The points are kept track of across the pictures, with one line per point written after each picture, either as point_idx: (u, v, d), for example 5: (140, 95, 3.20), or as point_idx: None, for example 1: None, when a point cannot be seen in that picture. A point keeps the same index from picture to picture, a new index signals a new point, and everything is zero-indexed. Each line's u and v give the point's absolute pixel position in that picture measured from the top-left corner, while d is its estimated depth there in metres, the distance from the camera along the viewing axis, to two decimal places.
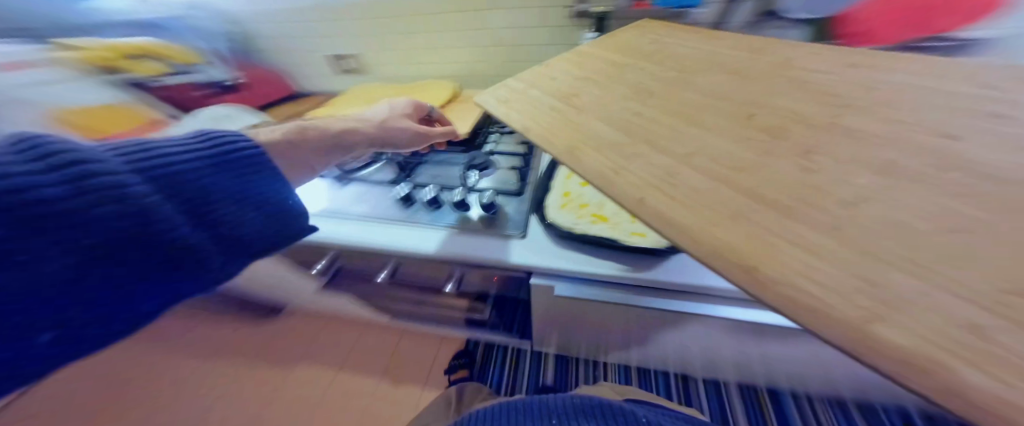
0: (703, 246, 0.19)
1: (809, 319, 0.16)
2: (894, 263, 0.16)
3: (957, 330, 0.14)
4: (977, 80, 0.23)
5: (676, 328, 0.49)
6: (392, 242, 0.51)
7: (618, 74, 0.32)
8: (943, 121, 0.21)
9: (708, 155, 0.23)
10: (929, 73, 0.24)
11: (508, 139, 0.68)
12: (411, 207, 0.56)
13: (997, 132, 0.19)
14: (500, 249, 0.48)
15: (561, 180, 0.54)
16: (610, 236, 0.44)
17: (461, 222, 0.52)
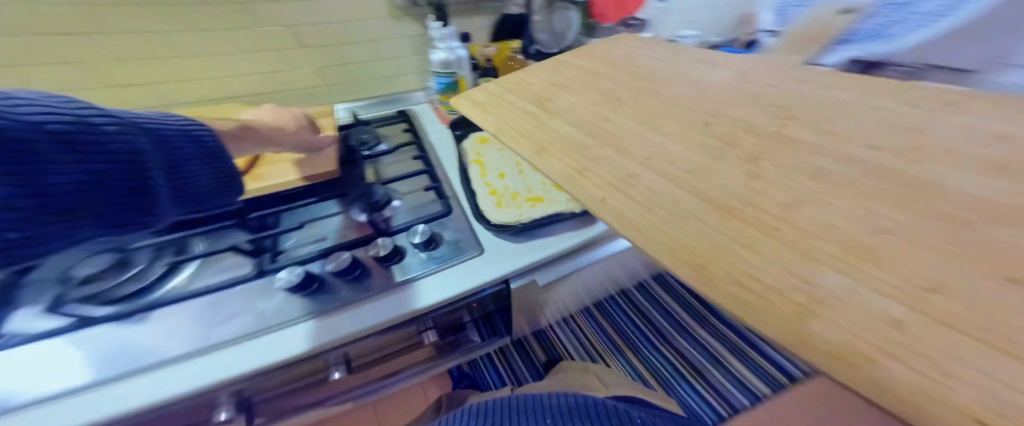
0: (654, 243, 0.20)
1: (750, 315, 0.17)
2: (826, 261, 0.18)
3: (881, 323, 0.15)
4: (902, 95, 0.25)
5: (594, 275, 0.65)
6: (327, 339, 0.43)
7: (589, 80, 0.34)
8: (869, 136, 0.22)
9: (666, 159, 0.24)
10: (868, 89, 0.26)
11: (391, 159, 0.70)
12: (315, 288, 0.48)
13: (919, 143, 0.21)
14: (467, 272, 0.50)
15: (479, 182, 0.61)
16: (551, 213, 0.55)
17: (406, 277, 0.49)
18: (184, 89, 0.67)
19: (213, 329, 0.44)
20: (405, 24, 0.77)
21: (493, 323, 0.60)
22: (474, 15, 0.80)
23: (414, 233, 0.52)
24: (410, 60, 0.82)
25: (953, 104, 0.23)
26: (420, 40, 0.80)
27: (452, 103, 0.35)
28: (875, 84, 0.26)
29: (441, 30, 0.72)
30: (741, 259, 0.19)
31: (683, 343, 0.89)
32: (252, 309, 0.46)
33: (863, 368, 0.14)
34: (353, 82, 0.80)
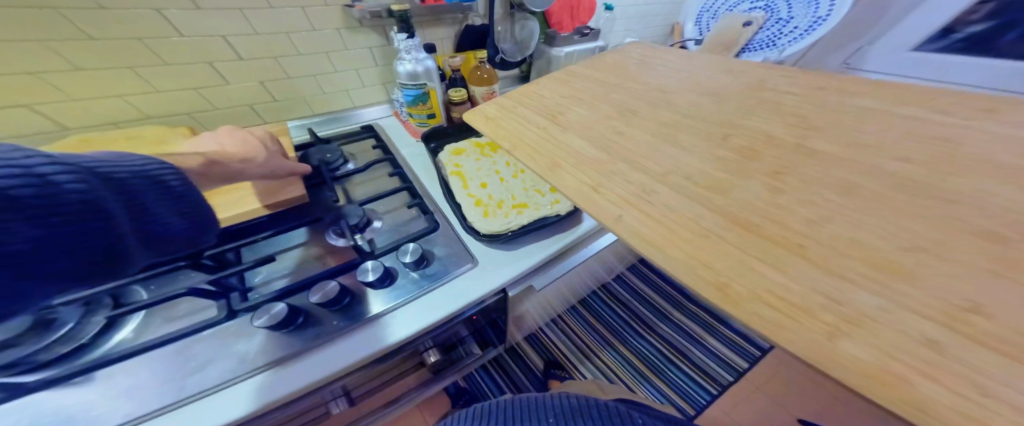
0: (674, 262, 0.20)
1: (775, 334, 0.17)
2: (858, 281, 0.17)
3: (919, 345, 0.15)
4: (928, 102, 0.24)
5: (579, 272, 0.68)
6: (319, 375, 0.42)
7: (600, 92, 0.34)
8: (896, 145, 0.22)
9: (683, 173, 0.24)
10: (894, 95, 0.25)
11: (363, 178, 0.70)
12: (302, 323, 0.46)
13: (952, 152, 0.20)
14: (460, 286, 0.50)
15: (461, 193, 0.61)
16: (542, 216, 0.56)
17: (399, 301, 0.48)
18: (135, 109, 0.62)
19: (186, 380, 0.41)
20: (364, 36, 0.74)
21: (486, 335, 0.64)
22: (437, 25, 0.78)
23: (402, 251, 0.51)
24: (372, 71, 0.81)
25: (990, 111, 0.22)
26: (381, 50, 0.78)
27: (467, 119, 0.35)
28: (901, 90, 0.26)
29: (408, 40, 0.65)
30: (765, 277, 0.18)
31: (665, 329, 1.09)
32: (229, 352, 0.43)
33: (898, 388, 0.14)
34: (307, 96, 0.77)
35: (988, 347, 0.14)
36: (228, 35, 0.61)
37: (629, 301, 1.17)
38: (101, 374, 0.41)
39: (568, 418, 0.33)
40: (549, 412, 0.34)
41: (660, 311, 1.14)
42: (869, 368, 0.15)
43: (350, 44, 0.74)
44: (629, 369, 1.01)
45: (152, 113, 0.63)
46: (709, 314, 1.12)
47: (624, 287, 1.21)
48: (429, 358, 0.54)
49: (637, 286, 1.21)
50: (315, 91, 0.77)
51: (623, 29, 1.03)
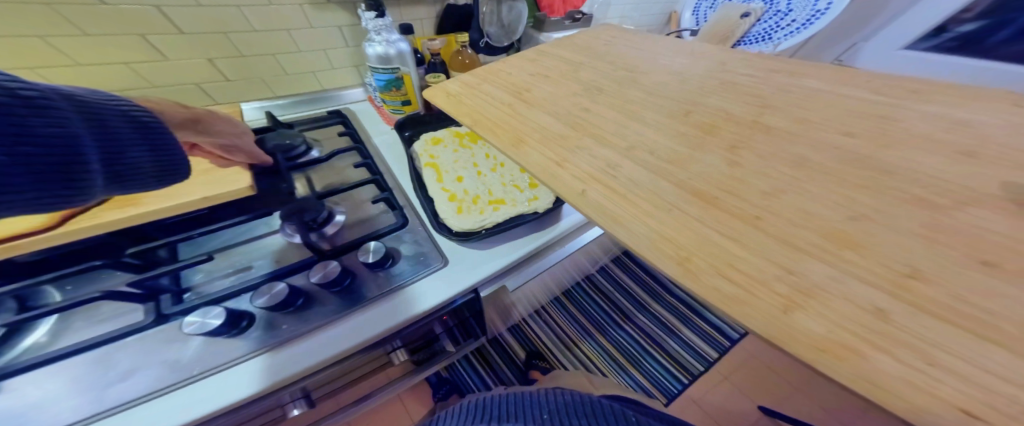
0: (635, 235, 0.19)
1: (735, 307, 0.16)
2: (816, 254, 0.17)
3: (870, 316, 0.15)
4: (876, 84, 0.25)
5: (565, 265, 0.66)
6: (263, 383, 0.39)
7: (569, 71, 0.33)
8: (847, 123, 0.22)
9: (647, 148, 0.23)
10: (844, 76, 0.26)
11: (325, 168, 0.65)
12: (249, 328, 0.42)
13: (890, 129, 0.21)
14: (431, 287, 0.47)
15: (435, 187, 0.57)
16: (516, 213, 0.54)
17: (362, 302, 0.45)
18: (61, 82, 0.57)
19: (109, 388, 0.38)
20: (333, 13, 0.71)
21: (467, 330, 0.59)
22: (416, 5, 0.75)
23: (366, 252, 0.47)
24: (342, 51, 0.78)
25: (915, 92, 0.23)
26: (352, 30, 0.75)
27: (426, 95, 0.33)
28: (855, 72, 0.26)
29: (377, 19, 0.61)
30: (725, 249, 0.18)
31: (645, 320, 1.11)
32: (155, 361, 0.40)
33: (853, 362, 0.14)
34: (268, 76, 0.73)
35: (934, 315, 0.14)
36: (168, 6, 0.56)
37: (610, 292, 1.18)
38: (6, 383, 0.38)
39: (561, 415, 0.29)
40: (542, 408, 0.30)
41: (639, 303, 1.16)
42: (822, 341, 0.15)
43: (320, 22, 0.71)
44: (608, 360, 1.02)
45: (102, 86, 0.60)
46: (686, 307, 1.15)
47: (606, 280, 1.22)
48: (395, 359, 0.50)
49: (619, 278, 1.22)
50: (277, 71, 0.73)
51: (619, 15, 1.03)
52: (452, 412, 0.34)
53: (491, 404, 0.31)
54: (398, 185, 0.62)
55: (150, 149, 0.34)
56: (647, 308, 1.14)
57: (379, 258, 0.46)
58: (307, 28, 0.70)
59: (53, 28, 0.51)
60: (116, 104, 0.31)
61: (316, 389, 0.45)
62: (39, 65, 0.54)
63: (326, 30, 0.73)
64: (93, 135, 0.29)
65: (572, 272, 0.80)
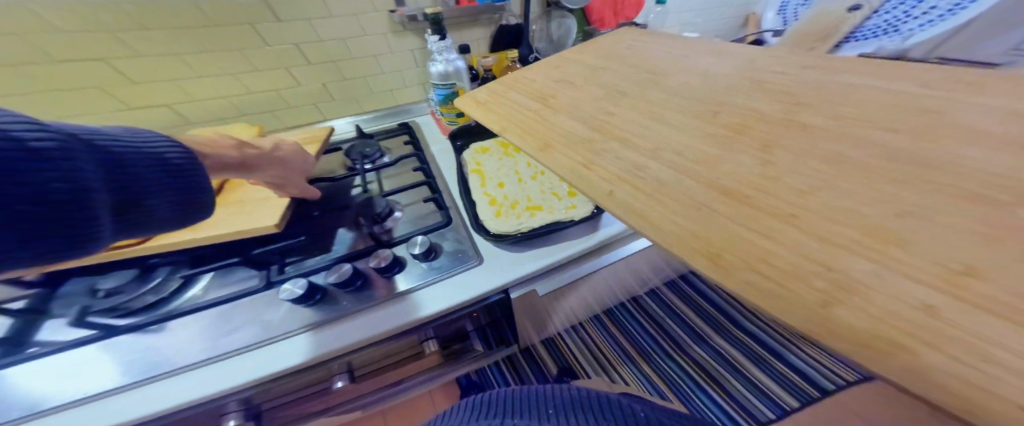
0: (666, 232, 0.20)
1: (771, 301, 0.17)
2: (854, 251, 0.17)
3: (918, 312, 0.15)
4: (920, 78, 0.24)
5: (610, 275, 0.64)
6: (324, 349, 0.43)
7: (591, 75, 0.34)
8: (888, 118, 0.22)
9: (673, 149, 0.24)
10: (882, 73, 0.26)
11: (391, 172, 0.70)
12: (315, 304, 0.47)
13: (938, 123, 0.21)
14: (466, 285, 0.48)
15: (478, 191, 0.60)
16: (553, 220, 0.54)
17: (409, 284, 0.48)
18: (214, 109, 0.69)
19: (222, 338, 0.44)
20: (404, 39, 0.75)
21: (501, 331, 0.60)
22: (473, 27, 0.79)
23: (417, 242, 0.51)
24: (413, 72, 0.81)
25: (974, 84, 0.22)
26: (420, 53, 0.79)
27: (457, 104, 0.35)
28: (893, 68, 0.26)
29: (440, 42, 0.66)
30: (757, 246, 0.19)
31: (700, 351, 0.94)
32: (257, 319, 0.46)
33: (899, 357, 0.14)
34: (359, 96, 0.80)
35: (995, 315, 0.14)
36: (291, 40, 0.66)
37: (662, 321, 0.99)
38: (166, 325, 0.46)
39: (570, 410, 0.29)
40: (549, 404, 0.30)
41: (699, 335, 0.97)
42: (866, 337, 0.15)
43: (392, 47, 0.75)
44: (647, 384, 0.88)
45: (236, 112, 0.71)
46: (755, 340, 0.95)
47: (659, 305, 1.03)
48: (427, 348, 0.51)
49: (672, 303, 1.04)
50: (365, 92, 0.80)
51: (678, 23, 0.98)
52: (467, 402, 0.36)
53: (514, 400, 0.32)
54: (444, 186, 0.65)
55: (173, 192, 0.36)
56: (705, 339, 0.96)
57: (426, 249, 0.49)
58: (382, 52, 0.75)
59: (209, 63, 0.63)
60: (146, 151, 0.35)
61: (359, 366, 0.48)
62: (200, 96, 0.67)
63: (398, 49, 0.76)
64: (115, 186, 0.31)
65: (614, 289, 0.75)
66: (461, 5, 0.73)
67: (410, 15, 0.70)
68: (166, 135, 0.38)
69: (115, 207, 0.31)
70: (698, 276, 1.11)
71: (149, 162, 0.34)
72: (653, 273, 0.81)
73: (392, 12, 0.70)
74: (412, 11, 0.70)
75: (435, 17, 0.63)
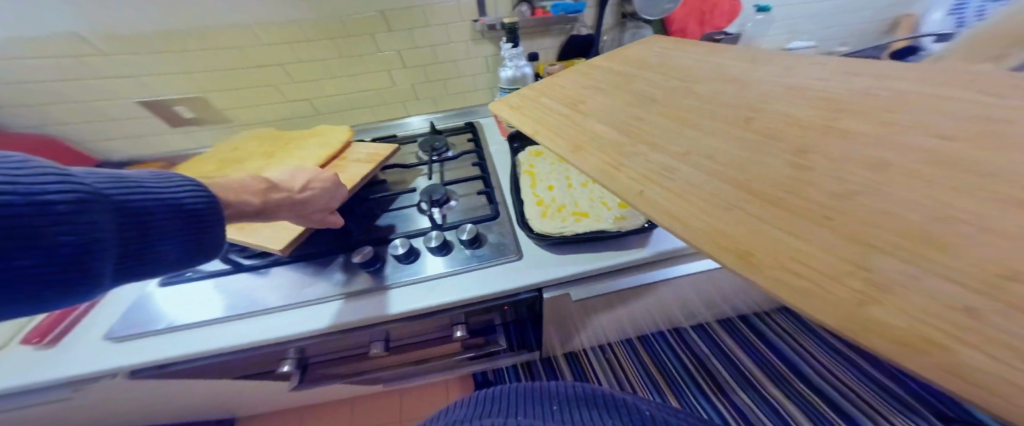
0: (695, 231, 0.21)
1: (800, 295, 0.17)
2: (894, 254, 0.18)
3: (956, 312, 0.15)
4: (975, 83, 0.24)
5: (659, 295, 0.58)
6: (373, 314, 0.46)
7: (622, 82, 0.35)
8: (938, 123, 0.22)
9: (705, 153, 0.25)
10: (940, 80, 0.25)
11: (453, 165, 0.70)
12: (375, 271, 0.51)
13: (995, 130, 0.20)
14: (503, 276, 0.49)
15: (527, 190, 0.58)
16: (599, 229, 0.50)
17: (452, 265, 0.51)
18: (315, 108, 0.76)
19: (302, 289, 0.50)
20: (479, 46, 0.73)
21: (524, 329, 0.61)
22: (544, 36, 0.74)
23: (467, 228, 0.52)
24: (484, 76, 0.79)
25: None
26: (491, 61, 0.76)
27: (491, 109, 0.37)
28: (944, 73, 0.25)
29: (512, 49, 0.65)
30: (789, 244, 0.19)
31: (745, 400, 0.76)
32: (327, 278, 0.51)
33: (936, 354, 0.14)
34: (436, 97, 0.80)
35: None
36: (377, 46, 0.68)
37: (707, 360, 0.83)
38: (272, 270, 0.53)
39: (573, 408, 0.31)
40: (552, 401, 0.32)
41: (751, 384, 0.79)
42: (902, 335, 0.15)
43: (468, 54, 0.74)
44: None
45: (333, 111, 0.77)
46: (831, 406, 0.74)
47: (707, 342, 0.86)
48: (455, 333, 0.51)
49: (723, 341, 0.86)
50: (440, 93, 0.80)
51: (786, 31, 0.82)
52: (483, 393, 0.37)
53: (528, 394, 0.34)
54: (500, 183, 0.64)
55: (182, 237, 0.35)
56: (758, 390, 0.77)
57: (473, 236, 0.51)
58: (460, 58, 0.74)
59: (311, 68, 0.69)
60: (161, 196, 0.34)
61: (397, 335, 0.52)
62: (307, 98, 0.74)
63: (472, 52, 0.74)
64: (120, 232, 0.30)
65: (658, 315, 0.69)
66: (535, 16, 0.68)
67: (490, 25, 0.68)
68: (193, 179, 0.38)
69: (120, 262, 0.31)
70: (767, 319, 0.90)
71: (161, 210, 0.33)
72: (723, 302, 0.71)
73: (475, 21, 0.69)
74: (493, 21, 0.67)
75: (512, 26, 0.64)
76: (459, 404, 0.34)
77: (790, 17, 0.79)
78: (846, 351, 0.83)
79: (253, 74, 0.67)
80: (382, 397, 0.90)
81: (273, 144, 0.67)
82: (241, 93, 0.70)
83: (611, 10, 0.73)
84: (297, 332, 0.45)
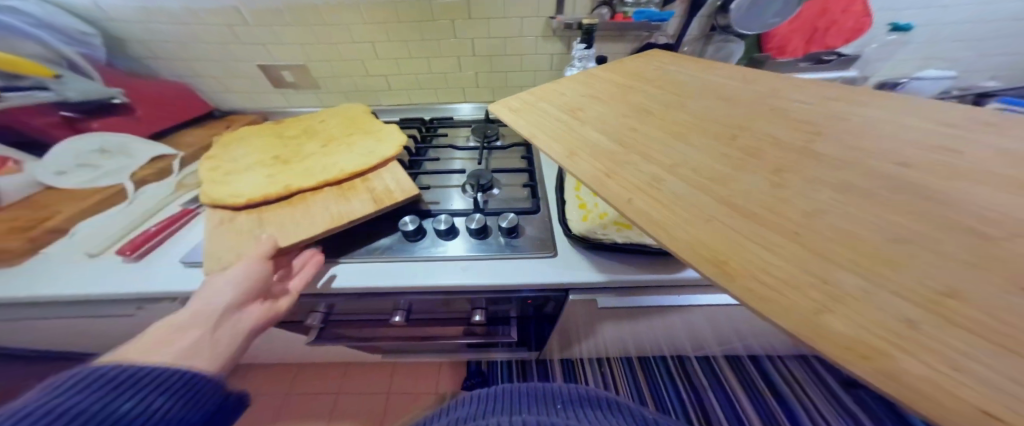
0: (676, 240, 0.23)
1: (763, 306, 0.19)
2: (852, 270, 0.19)
3: (898, 324, 0.17)
4: (942, 117, 0.26)
5: (683, 314, 0.57)
6: (403, 284, 0.45)
7: (620, 93, 0.37)
8: (903, 153, 0.24)
9: (691, 167, 0.27)
10: (909, 111, 0.27)
11: (501, 155, 0.68)
12: (417, 241, 0.50)
13: (948, 162, 0.22)
14: (537, 269, 0.47)
15: (569, 190, 0.53)
16: (640, 243, 0.44)
17: (484, 250, 0.49)
18: (352, 86, 0.73)
19: (343, 249, 0.49)
20: (549, 44, 0.68)
21: (528, 326, 0.61)
22: (616, 40, 0.69)
23: (508, 217, 0.50)
24: (542, 76, 0.74)
25: (992, 125, 0.24)
26: (558, 59, 0.71)
27: (490, 108, 0.38)
28: (914, 106, 0.28)
29: (584, 50, 0.63)
30: (760, 257, 0.21)
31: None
32: (367, 245, 0.50)
33: (876, 361, 0.16)
34: (495, 86, 0.76)
35: (975, 333, 0.16)
36: (445, 27, 0.64)
37: (701, 389, 0.85)
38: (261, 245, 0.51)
39: (575, 405, 0.34)
40: (558, 399, 0.35)
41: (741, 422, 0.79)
42: (850, 343, 0.17)
43: (535, 50, 0.69)
44: None
45: (370, 92, 0.75)
46: None
47: (704, 370, 0.88)
48: (476, 318, 0.52)
49: (723, 377, 0.87)
50: (497, 83, 0.75)
51: (922, 57, 0.74)
52: (480, 391, 0.39)
53: (539, 391, 0.36)
54: (544, 179, 0.61)
55: None
56: None
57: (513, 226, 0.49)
58: (526, 53, 0.69)
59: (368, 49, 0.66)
60: None
61: (415, 309, 0.53)
62: (358, 75, 0.71)
63: (528, 44, 0.68)
64: None
65: (663, 336, 0.69)
66: (614, 21, 0.63)
67: (566, 24, 0.63)
68: None
69: None
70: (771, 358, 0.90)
71: None
72: (743, 335, 0.70)
73: (550, 18, 0.64)
74: (570, 20, 0.62)
75: (590, 28, 0.59)
76: (457, 403, 0.36)
77: (929, 40, 0.71)
78: (843, 399, 0.82)
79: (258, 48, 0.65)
80: (372, 370, 0.92)
81: (316, 122, 0.65)
82: (282, 66, 0.68)
83: (700, 21, 0.67)
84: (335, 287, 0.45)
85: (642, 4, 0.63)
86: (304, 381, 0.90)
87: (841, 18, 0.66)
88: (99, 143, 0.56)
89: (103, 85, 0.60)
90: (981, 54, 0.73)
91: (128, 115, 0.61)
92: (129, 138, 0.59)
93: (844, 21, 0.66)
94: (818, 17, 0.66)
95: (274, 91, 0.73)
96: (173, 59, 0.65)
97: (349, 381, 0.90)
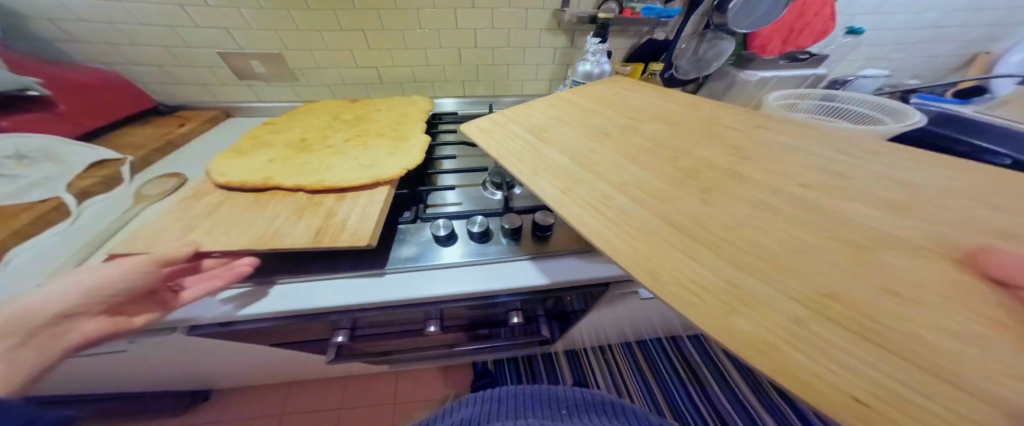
0: (621, 253, 0.25)
1: (687, 311, 0.22)
2: (759, 277, 0.22)
3: (789, 323, 0.20)
4: (840, 145, 0.30)
5: None
6: (439, 291, 0.43)
7: (583, 116, 0.40)
8: (809, 176, 0.28)
9: (636, 185, 0.30)
10: (819, 137, 0.31)
11: None
12: (449, 243, 0.48)
13: (843, 185, 0.26)
14: (572, 266, 0.46)
15: None
16: None
17: (518, 253, 0.48)
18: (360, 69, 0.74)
19: (360, 257, 0.46)
20: (555, 36, 0.73)
21: (551, 327, 0.61)
22: (618, 36, 0.73)
23: (544, 215, 0.49)
24: (546, 67, 0.79)
25: (881, 152, 0.29)
26: (562, 52, 0.76)
27: (462, 128, 0.41)
28: (824, 133, 0.32)
29: (598, 44, 0.65)
30: (686, 267, 0.24)
31: (723, 398, 0.83)
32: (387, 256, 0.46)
33: (772, 356, 0.19)
34: (497, 77, 0.80)
35: (851, 330, 0.19)
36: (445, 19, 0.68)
37: (697, 366, 0.89)
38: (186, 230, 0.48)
39: (579, 410, 0.38)
40: (563, 404, 0.38)
41: (736, 397, 0.82)
42: (753, 341, 0.20)
43: (541, 42, 0.73)
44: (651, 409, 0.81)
45: (364, 80, 0.76)
46: (796, 411, 0.79)
47: (699, 351, 0.93)
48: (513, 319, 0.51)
49: (722, 363, 0.89)
50: (499, 76, 0.79)
51: (865, 59, 0.82)
52: (485, 392, 0.41)
53: (550, 398, 0.40)
54: None
55: None
56: (742, 403, 0.81)
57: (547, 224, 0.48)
58: (532, 44, 0.73)
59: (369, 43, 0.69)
60: None
61: (448, 317, 0.51)
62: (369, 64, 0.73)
63: (534, 35, 0.72)
64: None
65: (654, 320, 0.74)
66: (624, 16, 0.67)
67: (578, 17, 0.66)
68: None
69: None
70: None
71: None
72: None
73: (559, 11, 0.68)
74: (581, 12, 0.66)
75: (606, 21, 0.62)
76: (460, 403, 0.39)
77: (874, 43, 0.79)
78: None
79: (220, 34, 0.65)
80: (374, 381, 0.90)
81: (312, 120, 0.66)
82: (249, 54, 0.69)
83: (696, 19, 0.72)
84: (357, 301, 0.42)
85: (648, 1, 0.67)
86: (299, 398, 0.86)
87: (813, 21, 0.72)
88: (13, 147, 0.48)
89: (13, 72, 0.53)
90: (907, 56, 0.83)
91: (47, 111, 0.55)
92: (53, 140, 0.53)
93: (815, 24, 0.72)
94: (795, 18, 0.71)
95: (240, 84, 0.74)
96: (103, 42, 0.63)
97: (349, 394, 0.87)
